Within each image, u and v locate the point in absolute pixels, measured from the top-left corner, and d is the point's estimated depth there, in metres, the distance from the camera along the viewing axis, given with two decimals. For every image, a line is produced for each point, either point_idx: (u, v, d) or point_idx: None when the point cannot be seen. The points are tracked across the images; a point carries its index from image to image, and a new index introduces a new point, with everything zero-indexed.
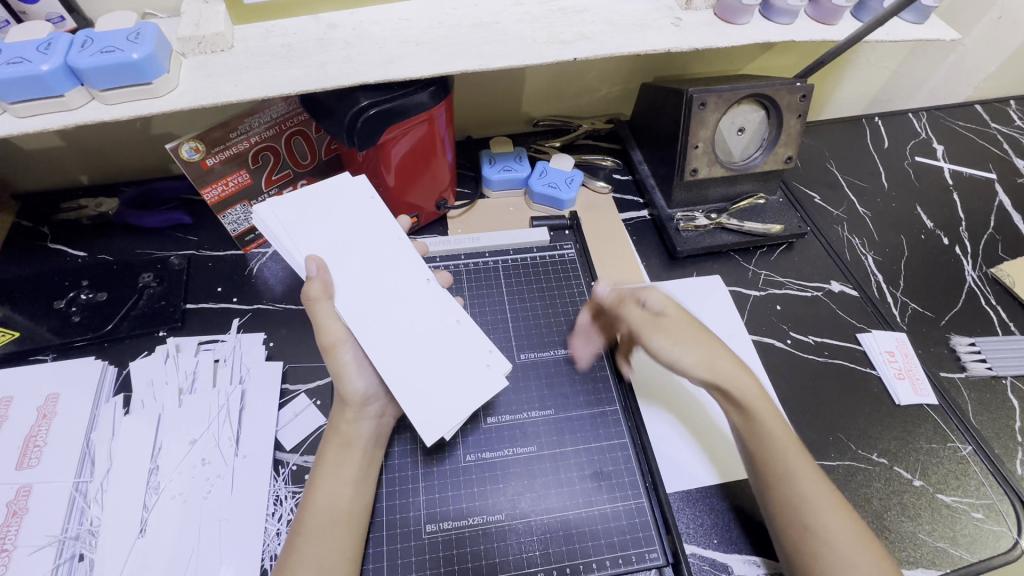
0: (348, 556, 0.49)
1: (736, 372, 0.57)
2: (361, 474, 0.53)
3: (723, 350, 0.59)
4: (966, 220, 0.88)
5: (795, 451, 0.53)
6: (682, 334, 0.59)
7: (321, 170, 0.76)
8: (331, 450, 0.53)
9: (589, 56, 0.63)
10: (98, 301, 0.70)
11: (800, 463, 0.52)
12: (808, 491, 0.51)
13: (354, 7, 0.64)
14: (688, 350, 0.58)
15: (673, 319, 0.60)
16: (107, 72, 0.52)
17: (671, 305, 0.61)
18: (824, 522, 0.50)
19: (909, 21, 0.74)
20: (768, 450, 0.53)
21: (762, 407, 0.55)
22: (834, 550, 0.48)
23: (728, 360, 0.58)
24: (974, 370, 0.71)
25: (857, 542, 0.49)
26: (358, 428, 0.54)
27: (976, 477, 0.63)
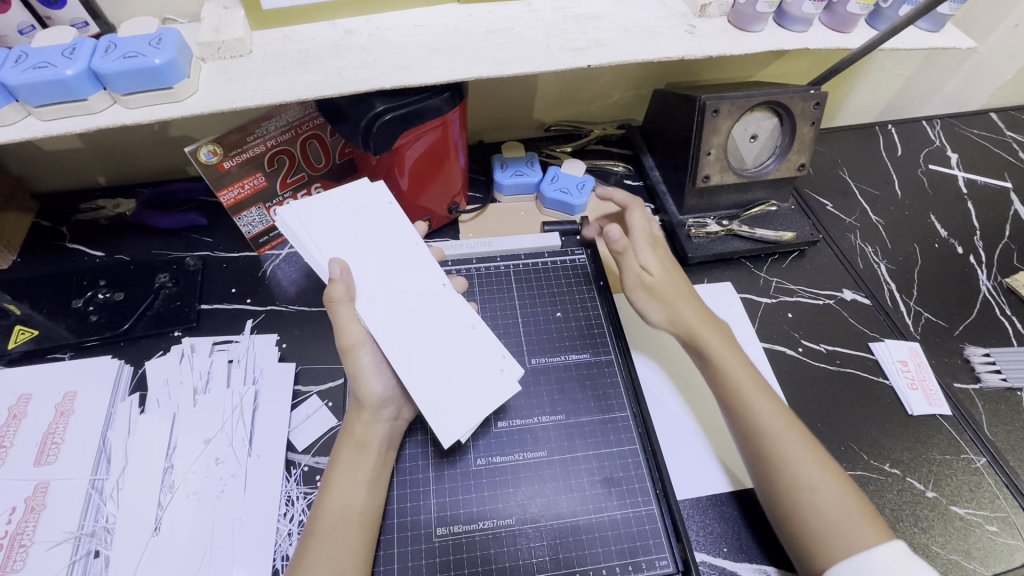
0: (360, 559, 0.49)
1: (693, 323, 0.64)
2: (375, 475, 0.53)
3: (690, 302, 0.65)
4: (981, 229, 0.87)
5: (749, 381, 0.59)
6: (661, 294, 0.66)
7: (335, 173, 0.77)
8: (346, 450, 0.54)
9: (603, 63, 0.63)
10: (115, 300, 0.71)
11: (755, 397, 0.58)
12: (772, 426, 0.56)
13: (370, 13, 0.65)
14: (660, 308, 0.66)
15: (658, 279, 0.67)
16: (129, 77, 0.53)
17: (659, 267, 0.67)
18: (782, 451, 0.55)
19: (924, 29, 0.74)
20: (726, 383, 0.60)
21: (718, 350, 0.62)
22: (792, 475, 0.53)
23: (694, 313, 0.65)
24: (988, 381, 0.70)
25: (814, 467, 0.54)
26: (372, 432, 0.55)
27: (990, 490, 0.62)
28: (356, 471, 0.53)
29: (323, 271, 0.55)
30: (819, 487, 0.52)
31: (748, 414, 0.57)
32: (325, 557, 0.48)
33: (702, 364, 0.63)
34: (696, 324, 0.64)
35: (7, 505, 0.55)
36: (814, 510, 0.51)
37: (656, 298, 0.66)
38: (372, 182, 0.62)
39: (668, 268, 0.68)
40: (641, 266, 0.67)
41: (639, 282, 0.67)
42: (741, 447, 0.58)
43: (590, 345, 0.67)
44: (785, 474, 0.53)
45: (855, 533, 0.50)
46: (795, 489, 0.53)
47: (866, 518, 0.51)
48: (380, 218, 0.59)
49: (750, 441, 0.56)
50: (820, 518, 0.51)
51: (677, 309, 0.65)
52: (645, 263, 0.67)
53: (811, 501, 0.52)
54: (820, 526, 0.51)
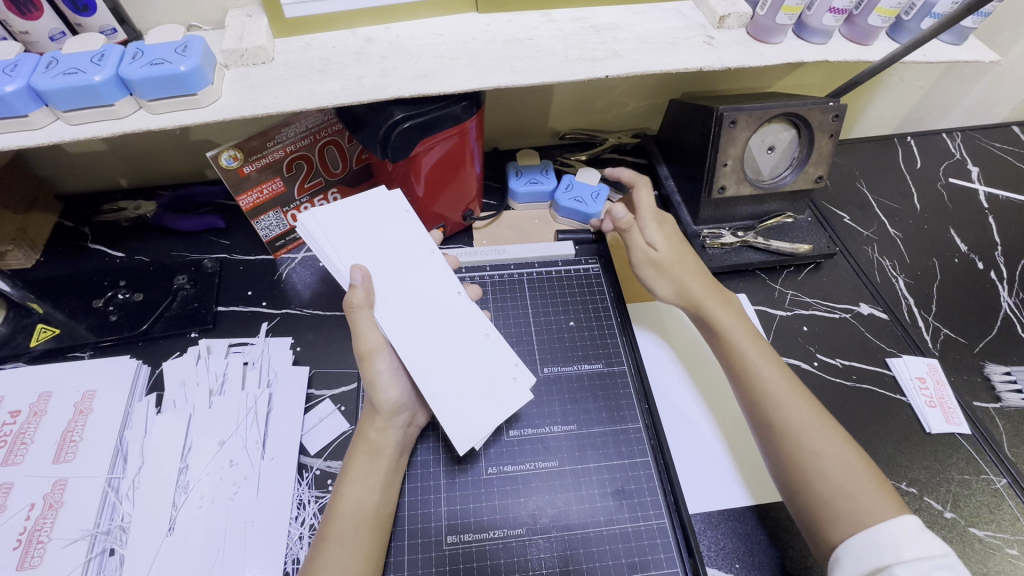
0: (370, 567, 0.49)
1: (700, 296, 0.65)
2: (386, 483, 0.53)
3: (698, 276, 0.67)
4: (1002, 244, 0.86)
5: (755, 352, 0.61)
6: (667, 269, 0.67)
7: (352, 179, 0.78)
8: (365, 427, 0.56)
9: (621, 73, 0.63)
10: (134, 301, 0.72)
11: (763, 364, 0.60)
12: (777, 388, 0.58)
13: (391, 21, 0.66)
14: (668, 284, 0.68)
15: (664, 254, 0.67)
16: (155, 84, 0.54)
17: (664, 241, 0.68)
18: (787, 417, 0.56)
19: (946, 42, 0.73)
20: (731, 351, 0.62)
21: (726, 324, 0.64)
22: (798, 441, 0.54)
23: (702, 287, 0.66)
24: (1009, 400, 0.69)
25: (819, 435, 0.55)
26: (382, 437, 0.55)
27: (1011, 512, 0.61)
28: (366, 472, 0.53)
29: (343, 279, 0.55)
30: (825, 452, 0.53)
31: (756, 383, 0.59)
32: (338, 562, 0.48)
33: (711, 337, 0.65)
34: (702, 295, 0.66)
35: (26, 502, 0.56)
36: (820, 477, 0.52)
37: (664, 274, 0.68)
38: (387, 190, 0.62)
39: (673, 241, 0.68)
40: (648, 243, 0.68)
41: (647, 260, 0.68)
42: (749, 417, 0.60)
43: (603, 355, 0.67)
44: (791, 440, 0.55)
45: (863, 498, 0.51)
46: (802, 456, 0.54)
47: (875, 487, 0.52)
48: (390, 231, 0.59)
49: (757, 409, 0.58)
50: (823, 481, 0.52)
51: (683, 282, 0.67)
52: (650, 239, 0.68)
53: (816, 466, 0.53)
54: (825, 489, 0.52)
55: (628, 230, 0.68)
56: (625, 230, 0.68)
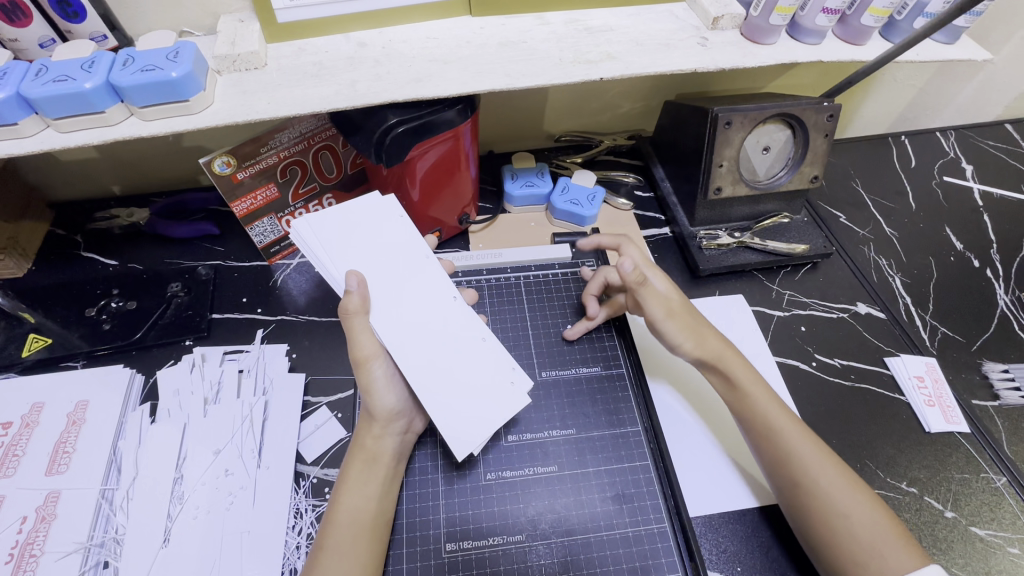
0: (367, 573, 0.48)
1: (720, 349, 0.62)
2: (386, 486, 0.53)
3: (712, 330, 0.64)
4: (998, 242, 0.86)
5: (777, 409, 0.59)
6: (686, 320, 0.64)
7: (347, 184, 0.78)
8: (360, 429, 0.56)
9: (615, 75, 0.63)
10: (128, 309, 0.71)
11: (786, 424, 0.57)
12: (800, 445, 0.56)
13: (384, 26, 0.66)
14: (689, 336, 0.63)
15: (679, 302, 0.65)
16: (146, 90, 0.54)
17: (673, 290, 0.66)
18: (814, 477, 0.54)
19: (939, 41, 0.74)
20: (751, 408, 0.59)
21: (746, 378, 0.61)
22: (828, 500, 0.53)
23: (719, 341, 0.63)
24: (1007, 399, 0.69)
25: (846, 492, 0.53)
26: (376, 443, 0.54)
27: (1011, 510, 0.61)
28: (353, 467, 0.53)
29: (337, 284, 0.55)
30: (854, 510, 0.52)
31: (777, 442, 0.57)
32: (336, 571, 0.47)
33: (727, 390, 0.61)
34: (719, 348, 0.63)
35: (18, 515, 0.55)
36: (849, 538, 0.51)
37: (684, 325, 0.63)
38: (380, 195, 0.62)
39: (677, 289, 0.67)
40: (663, 294, 0.64)
41: (668, 312, 0.64)
42: (767, 473, 0.57)
43: (601, 358, 0.66)
44: (819, 499, 0.53)
45: (893, 555, 0.50)
46: (833, 518, 0.52)
47: (899, 542, 0.51)
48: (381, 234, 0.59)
49: (782, 468, 0.56)
50: (854, 541, 0.51)
51: (703, 337, 0.63)
52: (664, 290, 0.65)
53: (846, 526, 0.52)
54: (856, 548, 0.51)
55: (642, 284, 0.64)
56: (639, 283, 0.64)
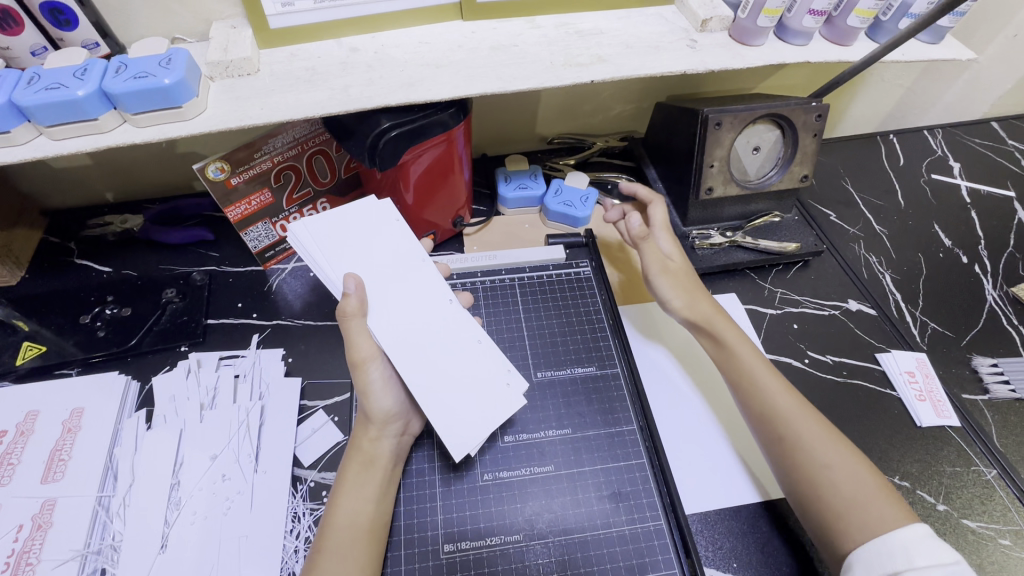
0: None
1: (709, 311, 0.66)
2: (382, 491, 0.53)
3: (703, 291, 0.68)
4: (985, 238, 0.87)
5: (762, 366, 0.62)
6: (681, 279, 0.69)
7: (341, 188, 0.78)
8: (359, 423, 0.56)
9: (606, 78, 0.64)
10: (122, 316, 0.71)
11: (769, 379, 0.60)
12: (781, 401, 0.59)
13: (376, 31, 0.66)
14: (680, 295, 0.68)
15: (678, 265, 0.70)
16: (139, 98, 0.54)
17: (677, 253, 0.71)
18: (795, 431, 0.56)
19: (924, 41, 0.75)
20: (738, 367, 0.62)
21: (732, 338, 0.64)
22: (809, 454, 0.55)
23: (709, 303, 0.67)
24: (997, 392, 0.70)
25: (829, 446, 0.55)
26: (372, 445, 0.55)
27: (1002, 503, 0.61)
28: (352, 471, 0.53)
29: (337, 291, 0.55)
30: (836, 463, 0.54)
31: (762, 397, 0.59)
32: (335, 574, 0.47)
33: (715, 351, 0.65)
34: (708, 310, 0.67)
35: (14, 524, 0.55)
36: (831, 486, 0.53)
37: (678, 283, 0.68)
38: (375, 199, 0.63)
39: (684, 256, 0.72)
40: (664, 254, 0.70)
41: (664, 268, 0.69)
42: (756, 431, 0.60)
43: (596, 358, 0.67)
44: (799, 450, 0.55)
45: (874, 507, 0.51)
46: (814, 470, 0.54)
47: (883, 495, 0.52)
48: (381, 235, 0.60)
49: (767, 423, 0.58)
50: (835, 492, 0.53)
51: (694, 298, 0.67)
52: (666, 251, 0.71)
53: (827, 477, 0.53)
54: (837, 500, 0.52)
55: (643, 241, 0.70)
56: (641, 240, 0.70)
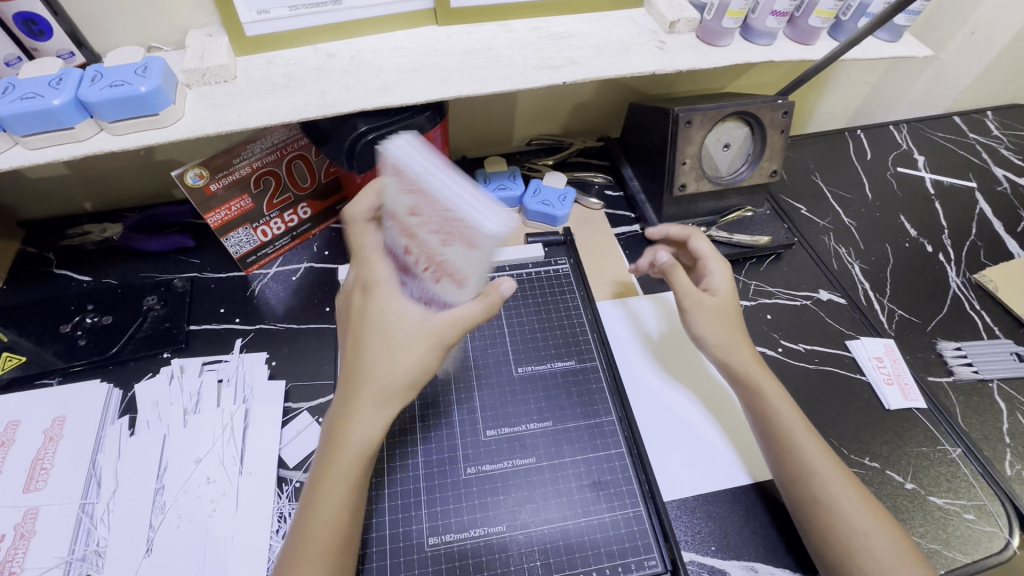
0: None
1: (747, 361, 0.63)
2: (359, 483, 0.49)
3: (745, 344, 0.65)
4: (949, 227, 0.91)
5: (801, 425, 0.59)
6: (720, 319, 0.65)
7: (321, 192, 0.79)
8: (365, 372, 0.50)
9: (577, 79, 0.66)
10: (103, 324, 0.71)
11: (809, 441, 0.57)
12: (821, 465, 0.56)
13: (352, 37, 0.67)
14: (719, 341, 0.64)
15: (724, 300, 0.67)
16: (116, 106, 0.54)
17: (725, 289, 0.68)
18: (832, 494, 0.54)
19: (883, 39, 0.78)
20: (775, 421, 0.59)
21: (769, 391, 0.61)
22: (846, 520, 0.53)
23: (746, 351, 0.64)
24: (960, 374, 0.73)
25: (864, 512, 0.53)
26: (362, 418, 0.49)
27: (966, 479, 0.64)
28: (342, 461, 0.48)
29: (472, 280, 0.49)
30: (871, 532, 0.52)
31: (799, 458, 0.57)
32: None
33: (751, 406, 0.62)
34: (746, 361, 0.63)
35: None
36: (869, 557, 0.51)
37: (717, 324, 0.65)
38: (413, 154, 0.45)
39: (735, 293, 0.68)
40: (710, 287, 0.68)
41: (706, 300, 0.66)
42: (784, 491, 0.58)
43: (575, 352, 0.68)
44: (838, 517, 0.53)
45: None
46: (852, 538, 0.52)
47: (911, 559, 0.52)
48: (393, 192, 0.46)
49: (799, 486, 0.56)
50: (872, 562, 0.51)
51: (730, 345, 0.64)
52: (714, 284, 0.68)
53: (866, 546, 0.52)
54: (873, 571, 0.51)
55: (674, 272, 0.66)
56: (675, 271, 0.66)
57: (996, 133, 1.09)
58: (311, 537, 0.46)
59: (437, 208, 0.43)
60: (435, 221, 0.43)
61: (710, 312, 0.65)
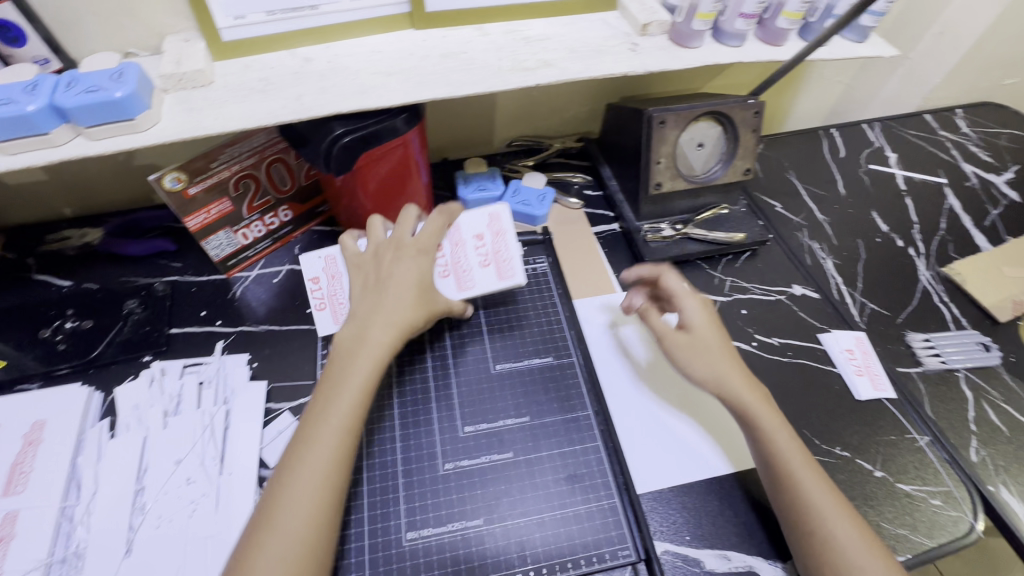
0: (331, 486, 0.49)
1: (742, 391, 0.60)
2: (365, 399, 0.54)
3: (742, 375, 0.62)
4: (919, 222, 0.93)
5: (800, 458, 0.57)
6: (706, 350, 0.63)
7: (301, 195, 0.80)
8: (381, 304, 0.59)
9: (551, 81, 0.68)
10: (84, 328, 0.71)
11: (808, 475, 0.55)
12: (823, 501, 0.53)
13: (329, 41, 0.68)
14: (711, 373, 0.62)
15: (698, 335, 0.64)
16: (91, 111, 0.55)
17: (699, 321, 0.64)
18: (832, 531, 0.52)
19: (850, 40, 0.80)
20: (773, 453, 0.57)
21: (768, 423, 0.58)
22: (848, 560, 0.50)
23: (742, 380, 0.61)
24: (928, 364, 0.75)
25: (867, 551, 0.51)
26: (373, 337, 0.57)
27: (933, 466, 0.66)
28: (352, 377, 0.55)
29: (476, 287, 0.66)
30: None
31: (799, 493, 0.54)
32: (302, 483, 0.49)
33: (753, 442, 0.59)
34: (752, 401, 0.60)
35: None
36: None
37: (704, 355, 0.62)
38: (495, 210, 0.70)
39: (713, 325, 0.65)
40: (684, 322, 0.65)
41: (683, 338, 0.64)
42: (786, 528, 0.55)
43: (552, 348, 0.69)
44: (838, 556, 0.51)
45: None
46: None
47: None
48: (476, 218, 0.69)
49: (799, 523, 0.54)
50: None
51: (723, 374, 0.61)
52: (687, 319, 0.65)
53: None
54: None
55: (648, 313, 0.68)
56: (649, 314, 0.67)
57: (966, 130, 1.12)
58: (316, 443, 0.51)
59: (502, 246, 0.68)
60: (493, 251, 0.68)
61: (688, 352, 0.63)
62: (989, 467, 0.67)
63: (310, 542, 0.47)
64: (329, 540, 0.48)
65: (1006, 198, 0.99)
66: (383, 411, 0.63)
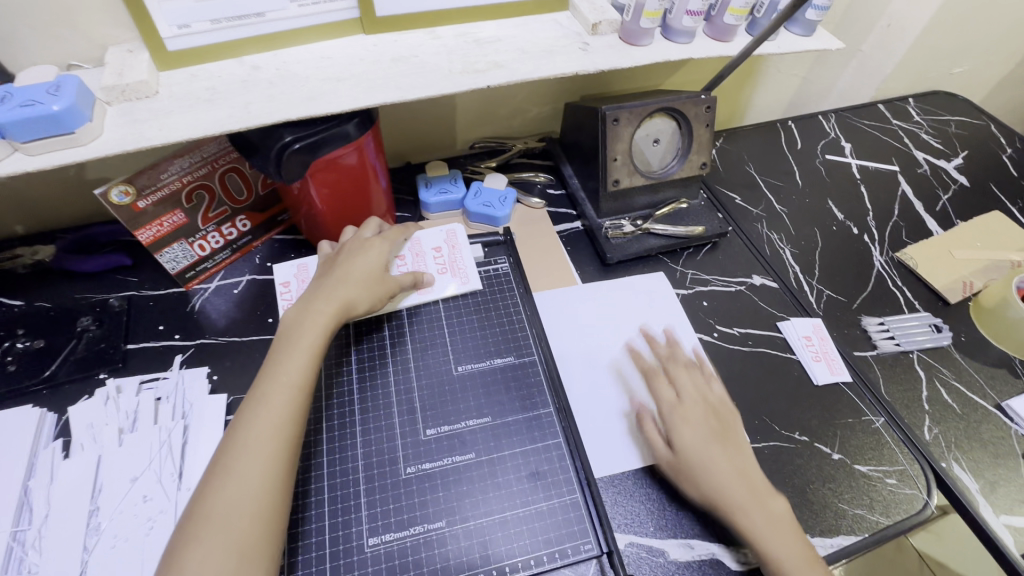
0: (281, 436, 0.53)
1: (742, 507, 0.57)
2: (312, 356, 0.59)
3: (751, 498, 0.58)
4: (873, 210, 0.96)
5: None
6: (702, 472, 0.59)
7: (258, 203, 0.79)
8: (330, 281, 0.65)
9: (502, 82, 0.68)
10: (36, 348, 0.70)
11: None
12: None
13: (277, 49, 0.68)
14: (712, 494, 0.58)
15: (684, 461, 0.60)
16: (27, 126, 0.54)
17: (686, 445, 0.61)
18: None
19: (797, 34, 0.82)
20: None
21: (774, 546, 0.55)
22: None
23: (744, 493, 0.58)
24: (883, 347, 0.77)
25: None
26: (316, 308, 0.62)
27: (888, 446, 0.68)
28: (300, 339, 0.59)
29: (434, 292, 0.73)
30: None
31: None
32: (260, 425, 0.53)
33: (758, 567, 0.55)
34: (758, 522, 0.56)
35: None
36: None
37: (704, 477, 0.59)
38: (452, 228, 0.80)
39: (705, 446, 0.60)
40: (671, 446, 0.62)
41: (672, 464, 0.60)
42: None
43: (514, 348, 0.70)
44: None
45: None
46: None
47: None
48: (434, 235, 0.78)
49: None
50: None
51: (720, 493, 0.58)
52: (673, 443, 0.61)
53: None
54: None
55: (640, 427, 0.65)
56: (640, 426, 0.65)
57: (917, 118, 1.15)
58: (264, 402, 0.54)
59: (457, 258, 0.77)
60: (449, 261, 0.76)
61: (672, 477, 0.60)
62: (942, 444, 0.69)
63: (266, 489, 0.51)
64: (285, 483, 0.52)
65: (957, 182, 1.03)
66: (344, 418, 0.62)
